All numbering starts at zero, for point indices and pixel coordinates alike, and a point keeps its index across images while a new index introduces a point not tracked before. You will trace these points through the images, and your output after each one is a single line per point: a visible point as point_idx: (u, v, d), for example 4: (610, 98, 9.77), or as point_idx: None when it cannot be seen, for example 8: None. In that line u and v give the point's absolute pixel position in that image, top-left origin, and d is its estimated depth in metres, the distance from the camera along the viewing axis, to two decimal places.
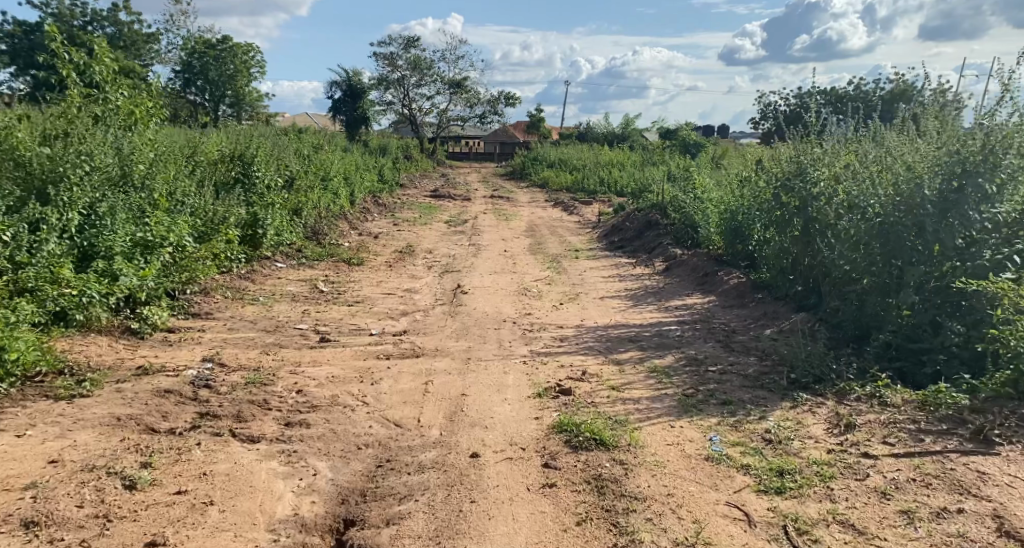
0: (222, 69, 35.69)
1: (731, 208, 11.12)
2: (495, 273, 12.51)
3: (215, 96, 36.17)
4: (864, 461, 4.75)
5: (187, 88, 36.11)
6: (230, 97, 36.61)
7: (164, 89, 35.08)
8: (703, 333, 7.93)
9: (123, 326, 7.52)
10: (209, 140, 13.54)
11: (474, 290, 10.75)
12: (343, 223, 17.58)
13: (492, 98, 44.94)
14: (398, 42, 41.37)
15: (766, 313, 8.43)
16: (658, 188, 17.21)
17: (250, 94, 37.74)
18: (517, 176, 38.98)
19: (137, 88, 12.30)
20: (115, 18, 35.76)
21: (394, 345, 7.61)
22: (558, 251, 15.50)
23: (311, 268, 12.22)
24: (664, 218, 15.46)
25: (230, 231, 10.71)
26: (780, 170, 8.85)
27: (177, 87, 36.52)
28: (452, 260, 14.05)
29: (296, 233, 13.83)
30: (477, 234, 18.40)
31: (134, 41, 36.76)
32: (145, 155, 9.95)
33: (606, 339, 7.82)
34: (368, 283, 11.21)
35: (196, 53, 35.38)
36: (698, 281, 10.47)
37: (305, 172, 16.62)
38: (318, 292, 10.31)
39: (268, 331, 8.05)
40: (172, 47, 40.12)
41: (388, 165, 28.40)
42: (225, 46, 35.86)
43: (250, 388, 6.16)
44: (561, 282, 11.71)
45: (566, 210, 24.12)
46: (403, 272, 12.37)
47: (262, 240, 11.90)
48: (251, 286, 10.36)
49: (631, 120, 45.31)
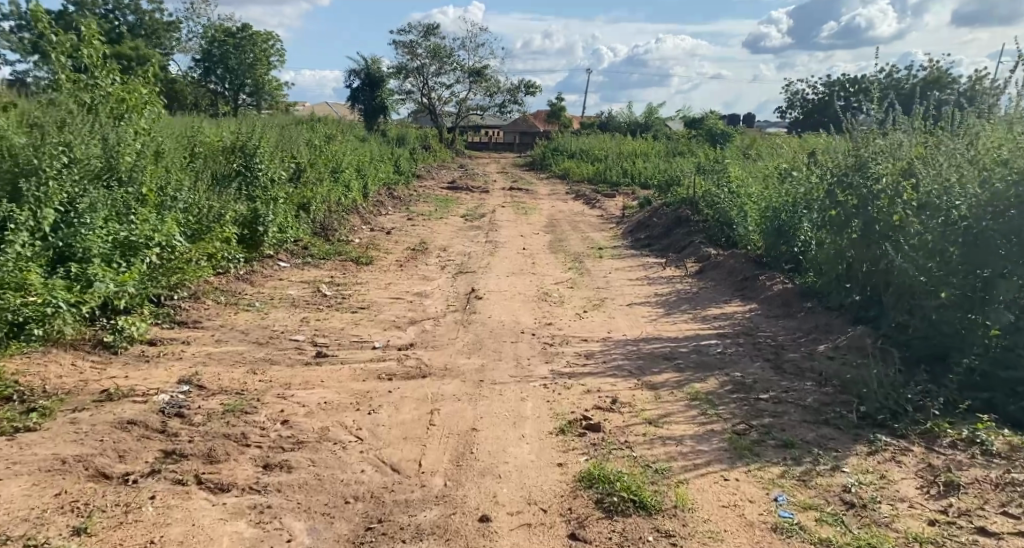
0: (243, 58, 35.02)
1: (773, 206, 10.21)
2: (513, 275, 11.68)
3: (235, 85, 35.50)
4: (981, 540, 3.89)
5: (207, 76, 35.50)
6: (250, 86, 35.90)
7: (181, 78, 34.37)
8: (747, 350, 7.05)
9: (95, 338, 6.66)
10: (210, 131, 12.70)
11: (491, 294, 9.93)
12: (354, 217, 16.77)
13: (513, 87, 44.00)
14: (417, 30, 40.53)
15: (817, 326, 7.54)
16: (688, 182, 16.31)
17: (270, 83, 37.00)
18: (537, 166, 38.08)
19: (130, 72, 11.42)
20: (136, 6, 35.04)
21: (399, 362, 6.79)
22: (581, 249, 14.65)
23: (317, 269, 11.44)
24: (695, 214, 14.58)
25: (226, 230, 9.88)
26: (834, 165, 7.94)
27: (196, 76, 35.88)
28: (468, 259, 13.22)
29: (302, 230, 13.03)
30: (495, 230, 17.56)
31: (154, 29, 36.02)
32: (135, 146, 9.12)
33: (638, 357, 6.96)
34: (375, 287, 10.44)
35: (215, 41, 34.92)
36: (738, 288, 9.63)
37: (315, 165, 15.78)
38: (321, 296, 9.51)
39: (258, 344, 7.24)
40: (190, 35, 39.39)
41: (405, 157, 27.56)
42: (245, 33, 35.23)
43: (228, 417, 5.32)
44: (584, 285, 10.86)
45: (588, 204, 23.26)
46: (415, 274, 11.57)
47: (263, 239, 11.03)
48: (248, 289, 9.55)
49: (654, 109, 44.23)
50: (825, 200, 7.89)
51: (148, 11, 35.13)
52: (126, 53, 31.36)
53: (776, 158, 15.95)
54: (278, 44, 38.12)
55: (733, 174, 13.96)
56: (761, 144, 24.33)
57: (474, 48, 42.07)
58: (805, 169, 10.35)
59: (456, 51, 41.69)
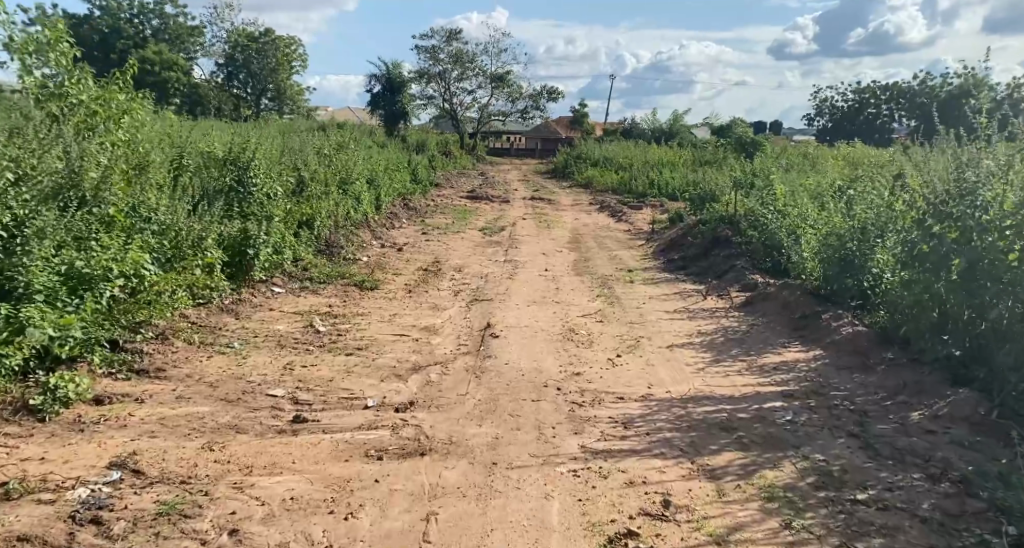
0: (266, 63, 34.12)
1: (837, 235, 8.91)
2: (534, 304, 10.45)
3: (258, 90, 34.69)
4: None
5: (230, 81, 34.67)
6: (273, 91, 34.94)
7: (203, 83, 33.40)
8: (825, 419, 5.83)
9: (19, 402, 5.39)
10: (200, 140, 11.40)
11: (509, 332, 8.72)
12: (364, 233, 15.64)
13: (536, 93, 42.84)
14: (440, 36, 39.46)
15: (905, 386, 6.30)
16: (726, 199, 15.10)
17: (294, 89, 35.97)
18: (559, 174, 36.81)
19: (107, 75, 10.11)
20: (160, 10, 33.99)
21: (393, 430, 5.52)
22: (610, 271, 13.40)
23: (315, 295, 10.29)
24: (737, 234, 13.34)
25: (207, 254, 8.59)
26: (931, 191, 6.70)
27: (219, 79, 34.98)
28: (485, 284, 11.99)
29: (301, 250, 11.82)
30: (514, 246, 16.30)
31: (178, 35, 34.78)
32: (104, 159, 7.80)
33: (691, 428, 5.70)
34: (378, 319, 9.26)
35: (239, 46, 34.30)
36: (800, 333, 8.35)
37: (321, 178, 14.53)
38: (312, 332, 8.25)
39: (227, 402, 5.96)
40: (212, 39, 38.29)
41: (423, 165, 26.28)
42: (268, 38, 34.37)
43: (157, 526, 4.12)
44: (615, 318, 9.63)
45: (614, 215, 22.07)
46: (426, 304, 10.37)
47: (253, 262, 9.75)
48: (231, 323, 8.28)
49: (680, 115, 43.00)
50: (916, 230, 6.62)
51: (172, 17, 33.92)
52: (148, 57, 30.17)
53: (822, 173, 14.68)
54: (299, 48, 36.94)
55: (780, 194, 12.68)
56: (795, 155, 23.10)
57: (498, 55, 40.94)
58: (876, 192, 9.10)
59: (479, 56, 40.58)
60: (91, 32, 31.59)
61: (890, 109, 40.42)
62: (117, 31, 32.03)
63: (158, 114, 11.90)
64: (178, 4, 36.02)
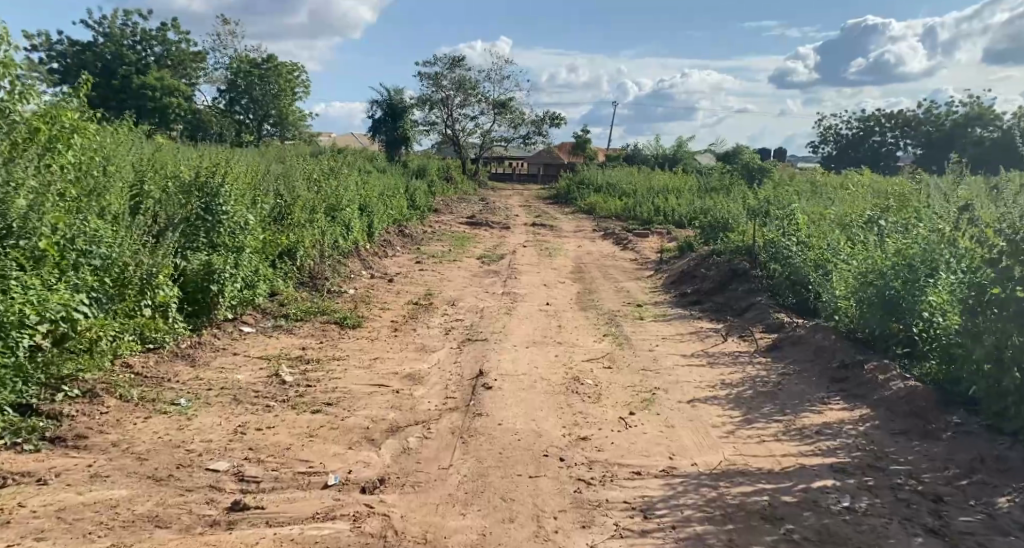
0: (267, 89, 33.28)
1: (880, 272, 7.81)
2: (533, 345, 9.36)
3: (259, 116, 33.80)
4: None
5: (232, 106, 33.80)
6: (275, 117, 34.05)
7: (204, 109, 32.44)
8: (893, 507, 4.78)
9: None
10: (166, 164, 10.28)
11: (503, 380, 7.61)
12: (353, 263, 14.61)
13: (538, 118, 41.99)
14: (443, 62, 38.58)
15: (982, 461, 5.26)
16: (742, 228, 14.09)
17: (296, 114, 35.05)
18: (561, 199, 35.85)
19: (57, 90, 8.98)
20: (163, 37, 33.03)
21: (354, 523, 4.62)
22: (617, 305, 12.34)
23: (288, 336, 9.18)
24: (755, 268, 12.31)
25: (160, 292, 7.43)
26: (1007, 226, 5.66)
27: (219, 105, 34.08)
28: (479, 320, 10.90)
29: (277, 284, 10.71)
30: (513, 276, 15.21)
31: (181, 62, 33.71)
32: (34, 185, 6.62)
33: (727, 520, 4.65)
34: (356, 364, 8.17)
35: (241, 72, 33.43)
36: (839, 386, 7.26)
37: (306, 205, 13.45)
38: (277, 385, 7.13)
39: (154, 481, 4.87)
40: (215, 65, 37.31)
41: (422, 190, 25.22)
42: (269, 64, 33.55)
43: None
44: (625, 363, 8.54)
45: (619, 243, 21.07)
46: (412, 345, 9.28)
47: (218, 299, 8.71)
48: (183, 373, 7.16)
49: (684, 141, 42.20)
50: (988, 270, 5.58)
51: (174, 43, 32.87)
52: (148, 83, 29.18)
53: (845, 203, 13.65)
54: (301, 74, 36.00)
55: (802, 225, 11.60)
56: (804, 183, 22.12)
57: (501, 81, 40.10)
58: (925, 229, 8.07)
59: (482, 82, 39.78)
60: (93, 58, 30.48)
61: (896, 137, 39.73)
62: (119, 57, 30.78)
63: (119, 135, 10.78)
64: (178, 29, 35.05)
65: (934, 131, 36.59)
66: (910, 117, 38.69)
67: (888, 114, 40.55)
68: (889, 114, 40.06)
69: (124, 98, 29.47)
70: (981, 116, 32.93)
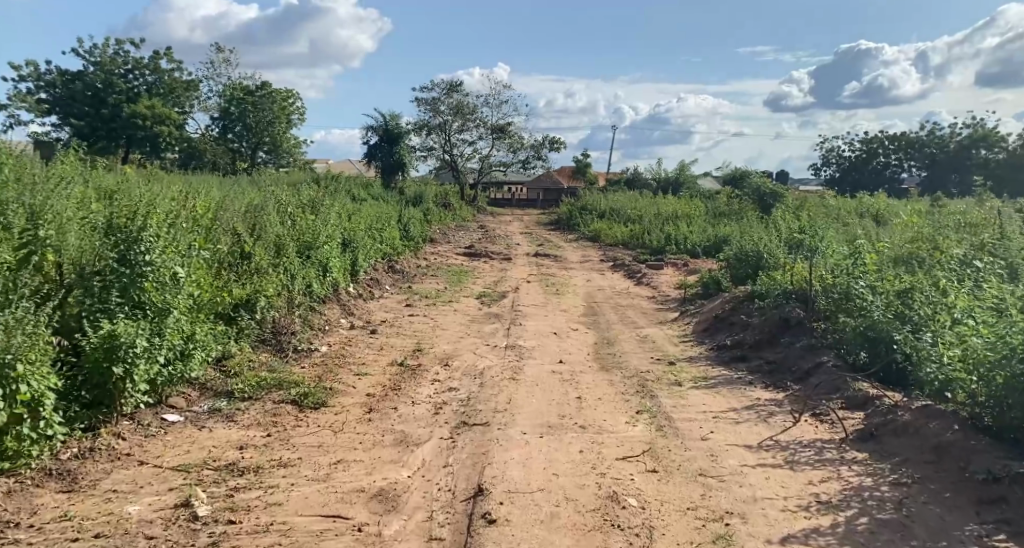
0: (260, 116, 31.14)
1: None
2: (547, 433, 7.09)
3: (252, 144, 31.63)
4: None
5: (224, 135, 31.59)
6: (268, 144, 31.88)
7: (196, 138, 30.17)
8: None
9: None
10: (93, 193, 7.97)
11: (513, 502, 5.41)
12: (331, 312, 12.39)
13: (538, 142, 39.97)
14: (440, 87, 36.71)
15: None
16: (785, 266, 11.96)
17: (290, 141, 32.76)
18: (562, 226, 33.85)
19: None
20: (155, 66, 30.57)
21: None
22: (645, 363, 10.11)
23: (229, 428, 6.92)
24: (811, 316, 10.12)
25: (20, 389, 5.17)
26: None
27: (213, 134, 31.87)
28: (480, 389, 8.64)
29: (227, 349, 8.46)
30: (518, 322, 12.97)
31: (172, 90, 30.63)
32: None
33: None
34: (309, 476, 5.89)
35: (234, 98, 31.25)
36: (997, 517, 5.30)
37: (271, 245, 11.20)
38: (188, 532, 4.93)
39: None
40: (206, 91, 35.02)
41: (418, 219, 22.92)
42: (263, 92, 31.62)
43: None
44: (674, 465, 6.27)
45: (631, 276, 18.90)
46: (389, 435, 7.00)
47: (124, 386, 6.53)
48: (50, 513, 5.01)
49: (686, 163, 40.25)
50: None
51: (166, 70, 30.32)
52: (138, 111, 26.70)
53: (903, 236, 11.53)
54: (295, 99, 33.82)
55: (873, 266, 9.47)
56: (824, 208, 20.15)
57: (498, 106, 38.20)
58: None
59: (480, 106, 37.83)
60: (81, 87, 26.90)
61: (900, 159, 37.92)
62: (110, 86, 27.50)
63: (38, 159, 8.55)
64: (169, 54, 32.75)
65: (940, 153, 34.69)
66: (915, 137, 36.92)
67: (893, 136, 38.85)
68: (893, 136, 38.36)
69: (113, 127, 26.92)
70: (989, 137, 31.47)
